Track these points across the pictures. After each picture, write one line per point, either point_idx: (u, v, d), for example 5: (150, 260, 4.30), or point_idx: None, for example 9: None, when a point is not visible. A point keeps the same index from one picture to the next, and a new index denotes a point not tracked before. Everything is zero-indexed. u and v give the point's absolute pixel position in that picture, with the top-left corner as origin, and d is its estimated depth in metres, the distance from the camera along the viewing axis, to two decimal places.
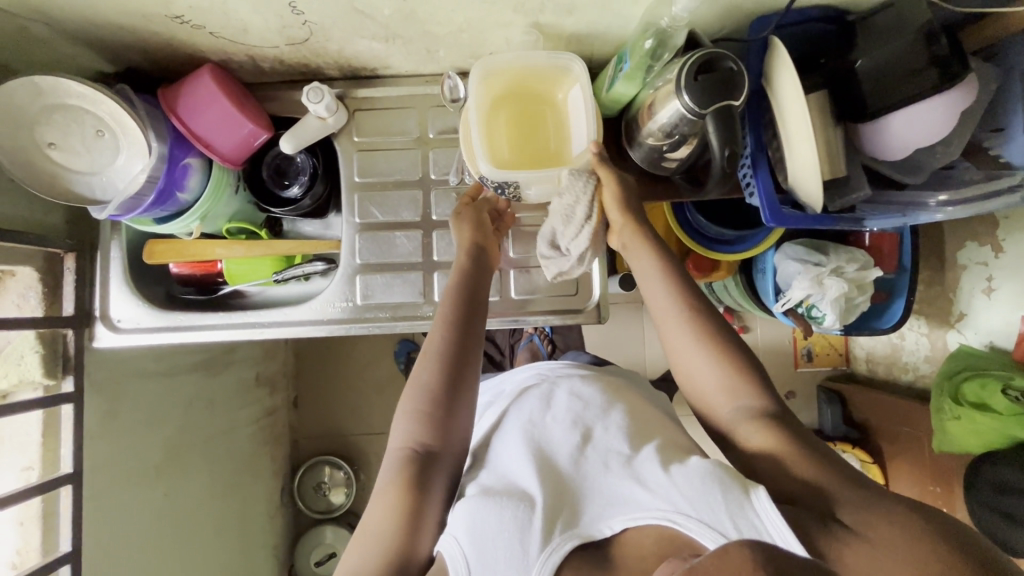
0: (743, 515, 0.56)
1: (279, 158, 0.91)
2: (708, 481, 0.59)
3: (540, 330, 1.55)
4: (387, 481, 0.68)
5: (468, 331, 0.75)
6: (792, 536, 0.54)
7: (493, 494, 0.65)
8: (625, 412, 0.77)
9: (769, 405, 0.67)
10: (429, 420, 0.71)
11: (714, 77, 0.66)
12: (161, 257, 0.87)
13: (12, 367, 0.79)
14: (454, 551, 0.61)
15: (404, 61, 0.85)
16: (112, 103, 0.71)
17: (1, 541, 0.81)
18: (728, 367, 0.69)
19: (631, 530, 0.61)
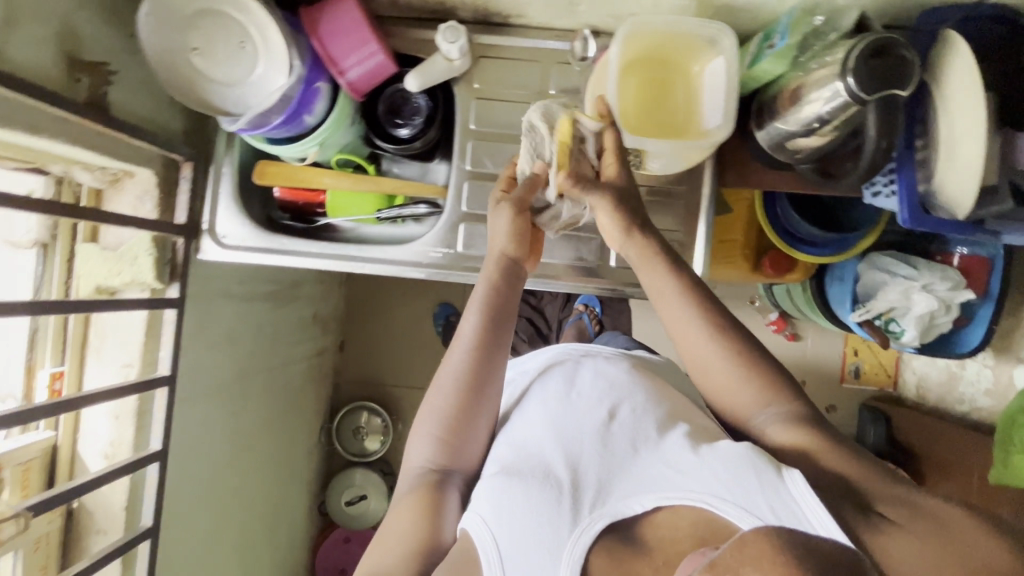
0: (777, 495, 0.54)
1: (397, 96, 0.90)
2: (742, 467, 0.57)
3: (591, 308, 1.51)
4: (406, 497, 0.68)
5: (493, 345, 0.72)
6: (831, 520, 0.52)
7: (517, 474, 0.64)
8: (651, 388, 0.73)
9: (800, 409, 0.65)
10: (449, 440, 0.70)
11: (883, 62, 0.64)
12: (270, 177, 0.87)
13: (126, 266, 0.81)
14: (479, 529, 0.60)
15: (540, 12, 0.83)
16: (264, 15, 0.72)
17: (95, 430, 0.84)
18: (759, 383, 0.66)
19: (664, 511, 0.59)
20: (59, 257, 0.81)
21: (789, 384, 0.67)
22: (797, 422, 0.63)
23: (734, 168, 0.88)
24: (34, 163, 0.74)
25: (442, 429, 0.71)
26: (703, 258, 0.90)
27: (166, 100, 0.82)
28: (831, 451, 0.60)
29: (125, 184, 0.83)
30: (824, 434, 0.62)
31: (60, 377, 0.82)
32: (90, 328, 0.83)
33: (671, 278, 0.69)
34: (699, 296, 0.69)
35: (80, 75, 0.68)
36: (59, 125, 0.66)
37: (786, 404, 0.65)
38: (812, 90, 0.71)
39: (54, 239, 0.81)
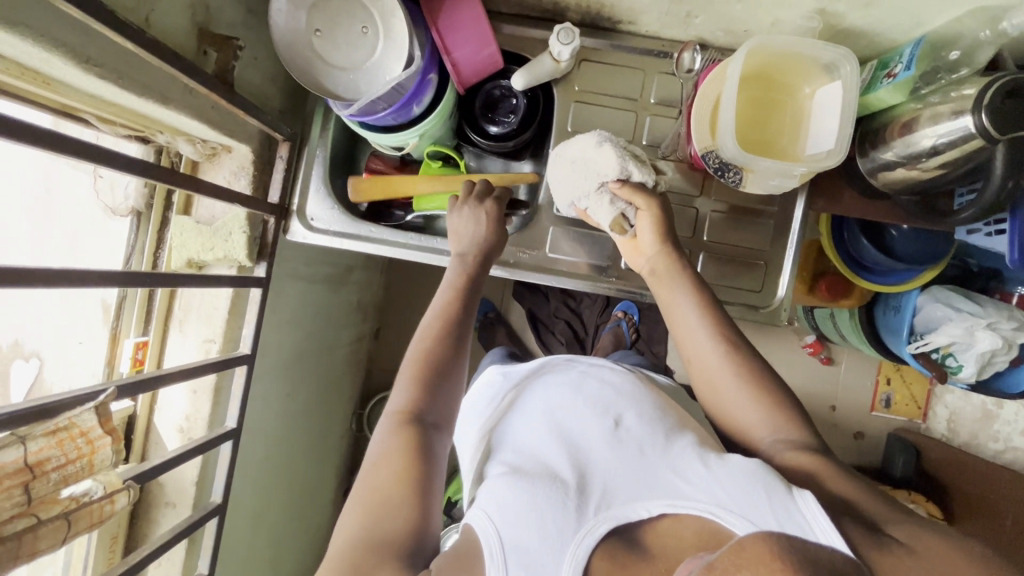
0: (788, 514, 0.54)
1: (496, 91, 0.89)
2: (753, 480, 0.57)
3: (628, 316, 1.41)
4: (385, 444, 0.65)
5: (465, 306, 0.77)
6: (837, 536, 0.52)
7: (525, 475, 0.62)
8: (657, 401, 0.73)
9: (808, 439, 0.65)
10: (423, 385, 0.70)
11: (1018, 103, 0.64)
12: (367, 194, 0.87)
13: (219, 242, 0.80)
14: (484, 524, 0.58)
15: (654, 20, 0.83)
16: (391, 2, 0.71)
17: (171, 401, 0.83)
18: (769, 408, 0.67)
19: (668, 518, 0.58)
20: (152, 226, 0.81)
21: (803, 417, 0.67)
22: (808, 451, 0.63)
23: (829, 193, 0.88)
24: (142, 131, 0.74)
25: (416, 376, 0.71)
26: (786, 281, 0.90)
27: (272, 77, 0.81)
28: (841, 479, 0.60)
29: (222, 159, 0.81)
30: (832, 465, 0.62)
31: (143, 346, 0.82)
32: (175, 302, 0.84)
33: (690, 294, 0.74)
34: (725, 325, 0.72)
35: (208, 47, 0.67)
36: (185, 96, 0.66)
37: (793, 433, 0.66)
38: (927, 124, 0.71)
39: (148, 207, 0.81)
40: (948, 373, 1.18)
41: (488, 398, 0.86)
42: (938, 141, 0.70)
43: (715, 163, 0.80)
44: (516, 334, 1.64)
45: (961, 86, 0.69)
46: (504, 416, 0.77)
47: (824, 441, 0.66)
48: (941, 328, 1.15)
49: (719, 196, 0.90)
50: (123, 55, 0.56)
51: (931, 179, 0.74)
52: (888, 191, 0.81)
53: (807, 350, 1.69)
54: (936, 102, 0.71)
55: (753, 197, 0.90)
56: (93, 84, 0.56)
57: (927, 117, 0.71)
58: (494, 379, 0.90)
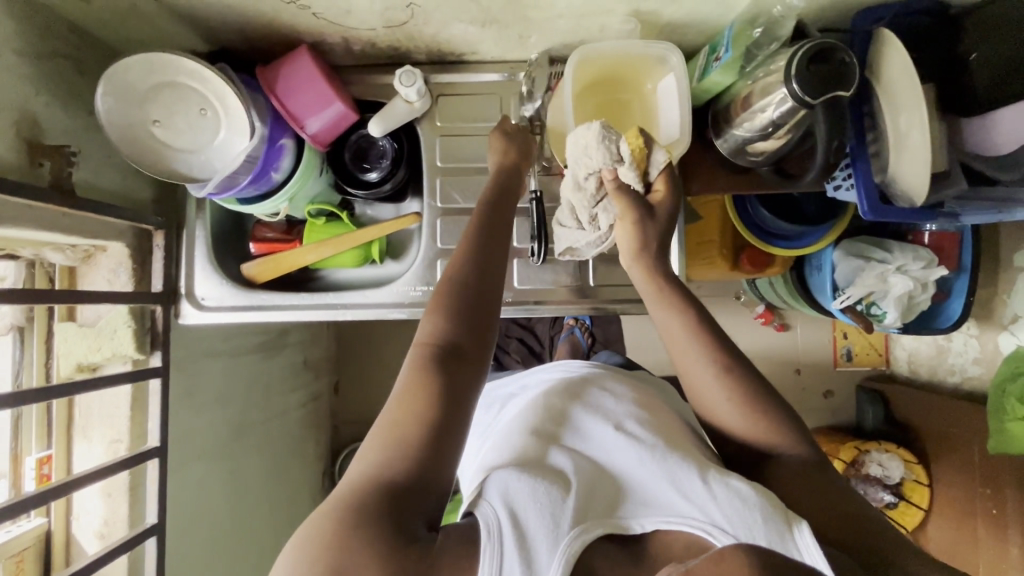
0: (783, 545, 0.51)
1: (362, 140, 0.90)
2: (749, 505, 0.54)
3: (579, 322, 1.42)
4: (402, 376, 0.57)
5: (488, 248, 0.65)
6: (827, 564, 0.50)
7: (527, 467, 0.57)
8: (655, 412, 0.70)
9: (806, 453, 0.62)
10: (446, 306, 0.60)
11: (825, 67, 0.66)
12: (263, 277, 0.91)
13: (105, 341, 0.80)
14: (485, 505, 0.52)
15: (494, 47, 0.86)
16: (221, 82, 0.72)
17: (87, 509, 0.82)
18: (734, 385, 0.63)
19: (659, 533, 0.55)
20: (36, 339, 0.81)
21: (796, 427, 0.64)
22: (803, 470, 0.60)
23: (702, 178, 0.87)
24: (3, 249, 0.75)
25: (446, 310, 0.60)
26: (679, 268, 0.91)
27: (130, 171, 0.82)
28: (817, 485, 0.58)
29: (97, 259, 0.82)
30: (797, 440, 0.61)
31: (48, 461, 0.81)
32: (74, 410, 0.83)
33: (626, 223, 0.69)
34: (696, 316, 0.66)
35: (43, 159, 0.68)
36: (25, 212, 0.66)
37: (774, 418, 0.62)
38: (760, 98, 0.73)
39: (30, 321, 0.81)
40: (875, 322, 1.19)
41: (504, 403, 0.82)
42: (774, 112, 0.72)
43: None
44: None
45: (777, 56, 0.71)
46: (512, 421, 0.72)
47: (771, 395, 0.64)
48: (856, 278, 1.17)
49: None
50: None
51: (784, 145, 0.76)
52: (752, 164, 0.82)
53: (760, 320, 1.70)
54: (761, 75, 0.73)
55: None
56: None
57: (758, 91, 0.74)
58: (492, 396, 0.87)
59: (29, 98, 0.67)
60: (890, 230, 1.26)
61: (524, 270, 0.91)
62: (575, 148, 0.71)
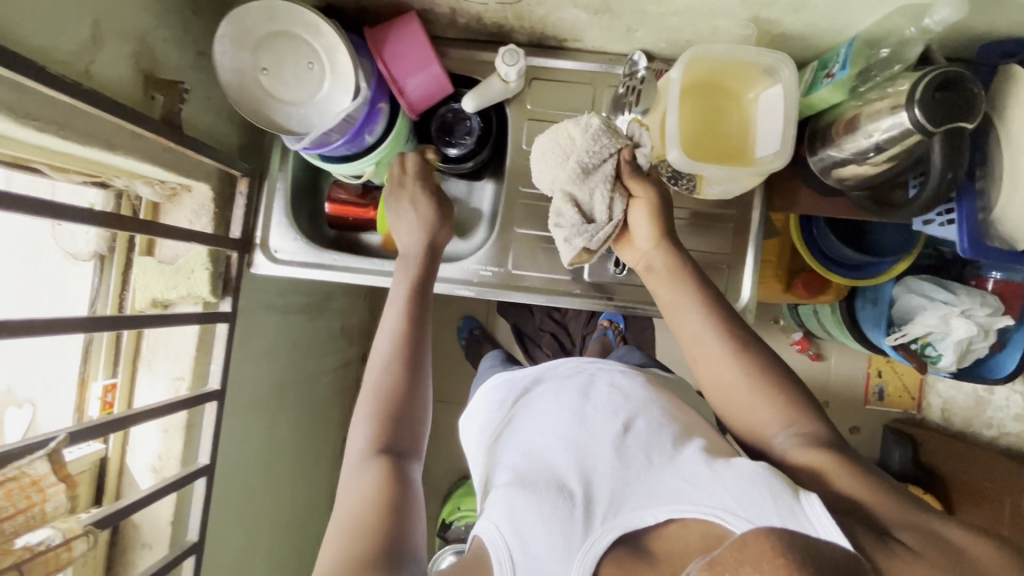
0: (796, 521, 0.50)
1: (450, 114, 0.90)
2: (756, 482, 0.54)
3: (615, 324, 1.41)
4: (359, 481, 0.62)
5: (419, 320, 0.74)
6: (837, 531, 0.49)
7: (530, 485, 0.60)
8: (666, 404, 0.69)
9: (821, 431, 0.62)
10: (386, 413, 0.67)
11: (950, 95, 0.65)
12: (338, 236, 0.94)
13: (182, 280, 0.81)
14: (493, 535, 0.57)
15: (597, 36, 0.85)
16: (335, 38, 0.72)
17: (143, 441, 0.84)
18: (751, 366, 0.65)
19: (674, 523, 0.55)
20: (115, 269, 0.82)
21: (811, 407, 0.64)
22: (813, 443, 0.60)
23: (784, 193, 0.89)
24: (98, 176, 0.75)
25: (377, 408, 0.68)
26: (750, 283, 0.90)
27: (224, 116, 0.82)
28: (842, 476, 0.56)
29: (181, 199, 0.83)
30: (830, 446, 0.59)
31: (112, 389, 0.83)
32: (143, 342, 0.84)
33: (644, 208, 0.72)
34: (710, 298, 0.69)
35: (155, 93, 0.69)
36: (134, 142, 0.67)
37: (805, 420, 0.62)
38: (868, 121, 0.72)
39: (111, 250, 0.82)
40: (928, 363, 1.17)
41: (500, 398, 0.82)
42: (880, 137, 0.72)
43: (667, 172, 0.82)
44: (503, 348, 1.63)
45: (896, 80, 0.70)
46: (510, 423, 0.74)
47: (830, 422, 0.63)
48: (917, 317, 1.15)
49: (679, 203, 0.91)
50: (66, 107, 0.57)
51: (881, 173, 0.75)
52: (842, 187, 0.81)
53: (795, 347, 1.68)
54: (873, 98, 0.72)
55: (711, 201, 0.90)
56: (37, 138, 0.57)
57: (867, 114, 0.73)
58: (502, 386, 0.85)
59: (149, 30, 0.67)
60: (953, 272, 1.24)
61: (596, 265, 0.90)
62: (563, 146, 0.72)
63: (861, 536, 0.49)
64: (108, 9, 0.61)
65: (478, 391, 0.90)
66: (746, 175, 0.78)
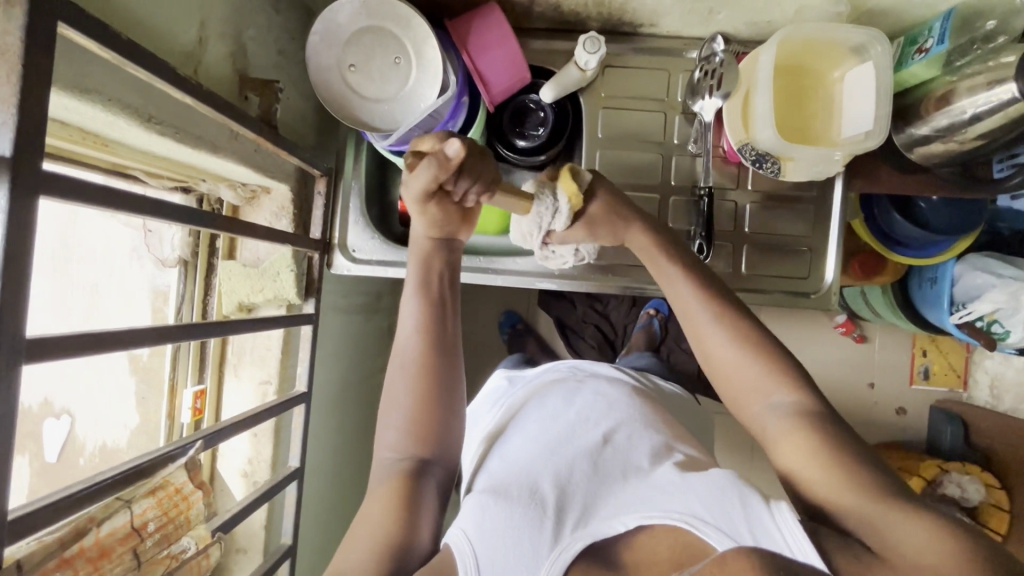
0: (768, 535, 0.47)
1: (524, 105, 0.88)
2: (726, 491, 0.51)
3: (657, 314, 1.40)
4: (377, 489, 0.59)
5: (443, 331, 0.65)
6: (812, 550, 0.46)
7: (504, 492, 0.58)
8: (647, 415, 0.71)
9: (809, 402, 0.56)
10: (420, 417, 0.62)
11: None
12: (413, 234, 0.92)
13: (268, 283, 0.81)
14: (458, 539, 0.54)
15: (676, 20, 0.84)
16: (424, 32, 0.72)
17: (231, 446, 0.83)
18: (754, 352, 0.59)
19: (645, 532, 0.53)
20: (199, 274, 0.82)
21: (802, 375, 0.59)
22: (805, 419, 0.55)
23: (866, 174, 0.87)
24: (186, 181, 0.75)
25: (408, 413, 0.62)
26: (833, 265, 0.89)
27: (303, 115, 0.82)
28: (838, 475, 0.51)
29: (261, 201, 0.82)
30: (835, 440, 0.53)
31: (201, 395, 0.82)
32: (228, 348, 0.84)
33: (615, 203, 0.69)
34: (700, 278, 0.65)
35: (249, 92, 0.68)
36: (232, 143, 0.66)
37: (803, 402, 0.56)
38: (963, 96, 0.72)
39: (195, 256, 0.82)
40: (996, 339, 1.16)
41: (496, 404, 0.83)
42: (977, 111, 0.71)
43: (751, 156, 0.80)
44: (550, 342, 1.61)
45: (1001, 53, 0.69)
46: (503, 426, 0.74)
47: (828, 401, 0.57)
48: (983, 294, 1.13)
49: (757, 188, 0.90)
50: (178, 108, 0.57)
51: (970, 148, 0.75)
52: (926, 165, 0.81)
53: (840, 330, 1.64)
54: (971, 72, 0.71)
55: (790, 184, 0.89)
56: (152, 141, 0.56)
57: (964, 88, 0.71)
58: (501, 387, 0.87)
59: (243, 29, 0.66)
60: (1014, 248, 1.23)
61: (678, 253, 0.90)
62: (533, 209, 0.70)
63: (824, 540, 0.48)
64: (211, 8, 0.60)
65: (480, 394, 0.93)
66: (836, 154, 0.77)
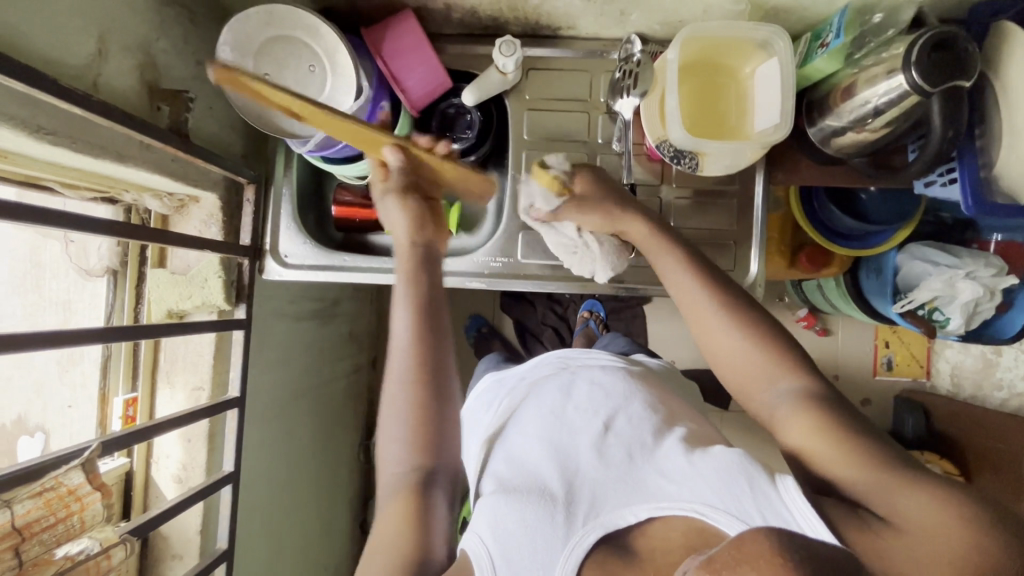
0: (774, 511, 0.50)
1: (451, 109, 0.90)
2: (733, 473, 0.54)
3: (596, 315, 1.41)
4: (386, 512, 0.60)
5: (435, 326, 0.67)
6: (820, 524, 0.49)
7: (513, 490, 0.59)
8: (650, 397, 0.69)
9: (814, 385, 0.60)
10: (419, 425, 0.63)
11: (946, 55, 0.66)
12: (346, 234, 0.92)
13: (196, 290, 0.82)
14: (476, 546, 0.55)
15: (591, 22, 0.86)
16: (334, 39, 0.73)
17: (166, 452, 0.84)
18: (761, 344, 0.63)
19: (657, 521, 0.55)
20: (128, 282, 0.84)
21: (802, 360, 0.62)
22: (810, 402, 0.58)
23: (786, 167, 0.90)
24: (107, 192, 0.76)
25: (408, 429, 0.63)
26: (756, 256, 0.91)
27: (228, 124, 0.83)
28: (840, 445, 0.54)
29: (190, 210, 0.83)
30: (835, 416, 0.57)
31: (133, 403, 0.84)
32: (159, 355, 0.85)
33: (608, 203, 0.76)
34: (698, 267, 0.69)
35: (160, 103, 0.70)
36: (143, 152, 0.67)
37: (805, 381, 0.60)
38: (865, 87, 0.73)
39: (123, 265, 0.83)
40: (937, 327, 1.18)
41: (488, 405, 0.83)
42: (879, 101, 0.72)
43: (670, 152, 0.81)
44: (512, 344, 1.62)
45: (891, 45, 0.71)
46: (502, 423, 0.73)
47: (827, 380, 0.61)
48: (921, 283, 1.16)
49: (682, 183, 0.91)
50: (74, 121, 0.58)
51: (880, 138, 0.76)
52: (842, 156, 0.82)
53: (802, 323, 1.61)
54: (869, 64, 0.73)
55: (713, 178, 0.91)
56: (52, 152, 0.58)
57: (864, 80, 0.73)
58: (492, 389, 0.87)
59: (151, 42, 0.68)
60: (954, 236, 1.25)
61: None
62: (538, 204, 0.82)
63: (839, 523, 0.51)
64: (111, 22, 0.62)
65: (473, 394, 0.92)
66: (746, 149, 0.79)
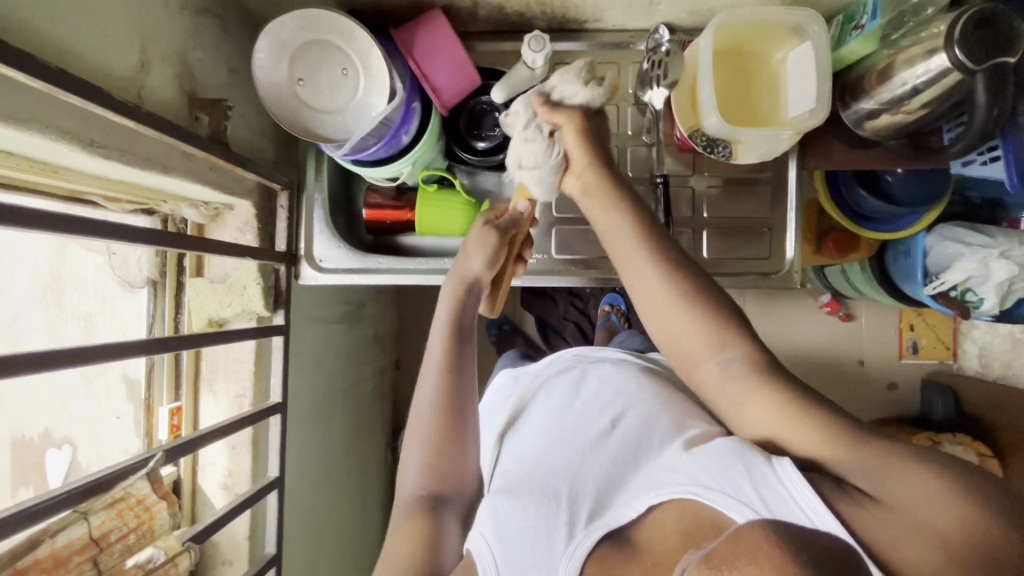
0: (769, 489, 0.45)
1: (479, 107, 0.89)
2: (728, 453, 0.49)
3: (614, 308, 1.40)
4: (399, 531, 0.61)
5: (461, 361, 0.70)
6: (816, 501, 0.44)
7: (516, 489, 0.59)
8: (661, 393, 0.68)
9: (760, 353, 0.54)
10: (439, 445, 0.65)
11: (989, 32, 0.65)
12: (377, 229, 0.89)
13: (236, 297, 0.82)
14: (478, 544, 0.55)
15: (619, 14, 0.85)
16: (368, 42, 0.73)
17: (212, 459, 0.85)
18: (704, 313, 0.55)
19: (653, 511, 0.51)
20: (167, 292, 0.84)
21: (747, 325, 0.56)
22: (759, 373, 0.52)
23: (818, 151, 0.89)
24: (146, 203, 0.77)
25: (428, 450, 0.66)
26: (793, 242, 0.90)
27: (260, 131, 0.83)
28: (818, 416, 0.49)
29: (225, 218, 0.83)
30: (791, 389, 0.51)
31: (177, 412, 0.85)
32: (201, 364, 0.86)
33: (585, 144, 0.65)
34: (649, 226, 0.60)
35: (199, 112, 0.70)
36: (184, 162, 0.68)
37: (744, 349, 0.54)
38: (903, 68, 0.72)
39: (163, 275, 0.84)
40: (971, 308, 1.17)
41: (503, 401, 0.81)
42: (917, 81, 0.71)
43: (703, 141, 0.81)
44: (536, 341, 1.61)
45: (931, 24, 0.70)
46: (512, 420, 0.73)
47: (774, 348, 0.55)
48: (954, 264, 1.13)
49: (714, 172, 0.91)
50: (122, 132, 0.58)
51: (917, 120, 0.75)
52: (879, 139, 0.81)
53: (825, 310, 1.60)
54: (907, 44, 0.72)
55: (744, 166, 0.91)
56: (101, 165, 0.59)
57: (902, 61, 0.72)
58: (507, 386, 0.85)
59: (189, 51, 0.68)
60: (984, 216, 1.24)
61: None
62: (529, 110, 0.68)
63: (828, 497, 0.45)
64: (151, 33, 0.62)
65: (489, 390, 0.91)
66: (781, 135, 0.78)
